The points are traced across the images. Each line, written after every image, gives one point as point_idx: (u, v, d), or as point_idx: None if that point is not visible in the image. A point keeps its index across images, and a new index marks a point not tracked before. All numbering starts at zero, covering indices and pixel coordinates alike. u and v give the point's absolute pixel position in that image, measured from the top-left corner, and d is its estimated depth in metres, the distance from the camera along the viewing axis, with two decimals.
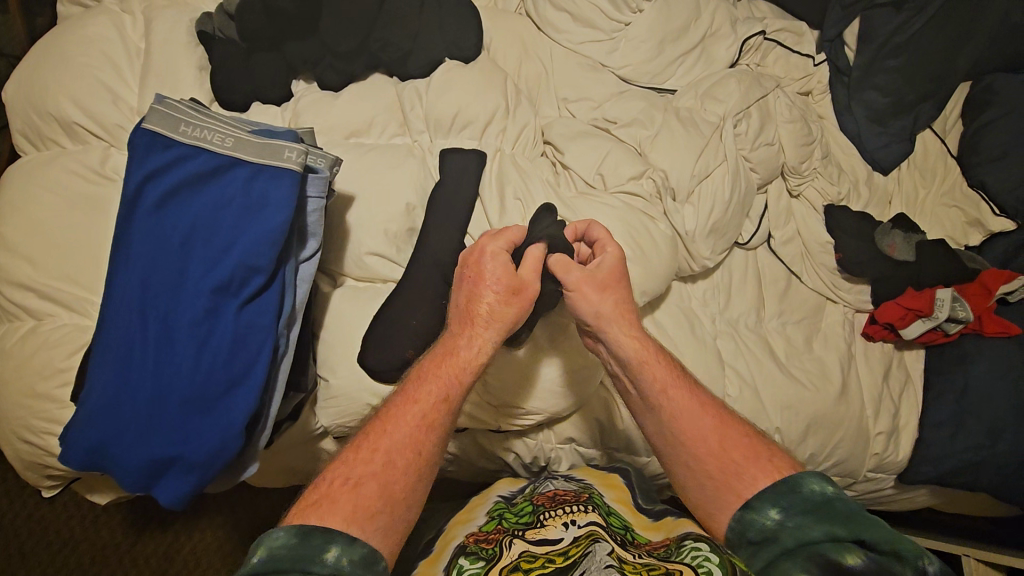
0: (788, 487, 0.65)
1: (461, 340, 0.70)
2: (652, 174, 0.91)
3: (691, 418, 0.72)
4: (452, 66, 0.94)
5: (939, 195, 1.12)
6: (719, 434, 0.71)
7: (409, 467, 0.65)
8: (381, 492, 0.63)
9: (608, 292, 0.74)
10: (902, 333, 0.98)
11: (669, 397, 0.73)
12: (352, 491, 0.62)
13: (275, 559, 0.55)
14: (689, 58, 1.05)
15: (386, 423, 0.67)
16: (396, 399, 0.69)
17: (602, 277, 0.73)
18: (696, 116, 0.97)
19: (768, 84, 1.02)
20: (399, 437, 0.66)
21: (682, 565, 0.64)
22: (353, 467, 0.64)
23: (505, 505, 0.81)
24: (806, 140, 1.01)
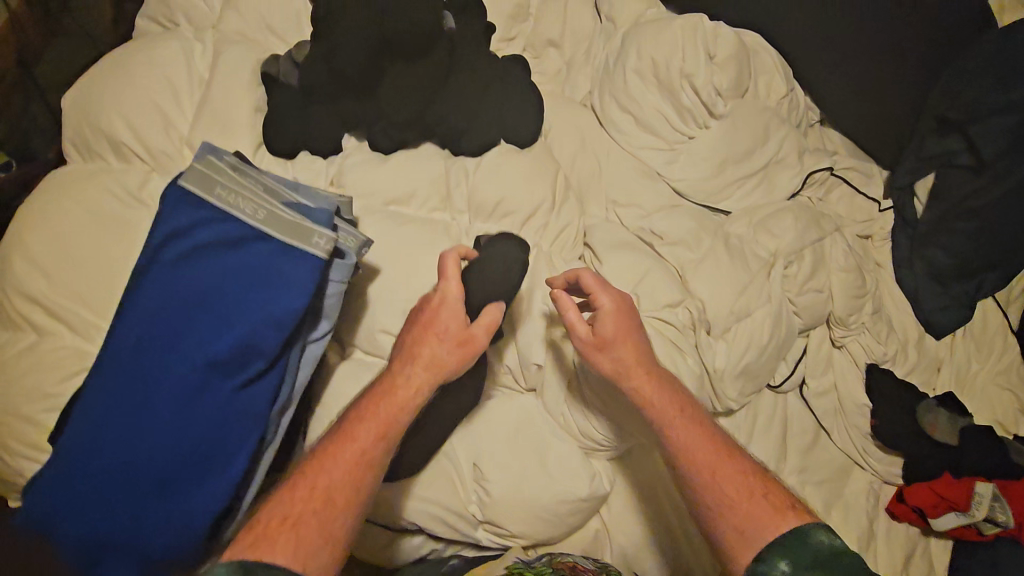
0: (793, 537, 0.61)
1: (398, 378, 0.69)
2: (689, 304, 0.86)
3: (694, 443, 0.70)
4: (505, 152, 0.92)
5: (992, 375, 1.03)
6: (714, 459, 0.69)
7: (335, 532, 0.60)
8: (305, 542, 0.58)
9: (631, 339, 0.74)
10: (931, 522, 0.90)
11: (663, 431, 0.72)
12: (273, 541, 0.56)
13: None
14: (750, 183, 1.01)
15: (316, 474, 0.62)
16: (326, 453, 0.64)
17: (629, 318, 0.75)
18: (745, 248, 0.93)
19: (827, 226, 0.97)
20: (321, 480, 0.62)
21: None
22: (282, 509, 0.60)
23: (522, 564, 0.74)
24: (859, 292, 0.95)
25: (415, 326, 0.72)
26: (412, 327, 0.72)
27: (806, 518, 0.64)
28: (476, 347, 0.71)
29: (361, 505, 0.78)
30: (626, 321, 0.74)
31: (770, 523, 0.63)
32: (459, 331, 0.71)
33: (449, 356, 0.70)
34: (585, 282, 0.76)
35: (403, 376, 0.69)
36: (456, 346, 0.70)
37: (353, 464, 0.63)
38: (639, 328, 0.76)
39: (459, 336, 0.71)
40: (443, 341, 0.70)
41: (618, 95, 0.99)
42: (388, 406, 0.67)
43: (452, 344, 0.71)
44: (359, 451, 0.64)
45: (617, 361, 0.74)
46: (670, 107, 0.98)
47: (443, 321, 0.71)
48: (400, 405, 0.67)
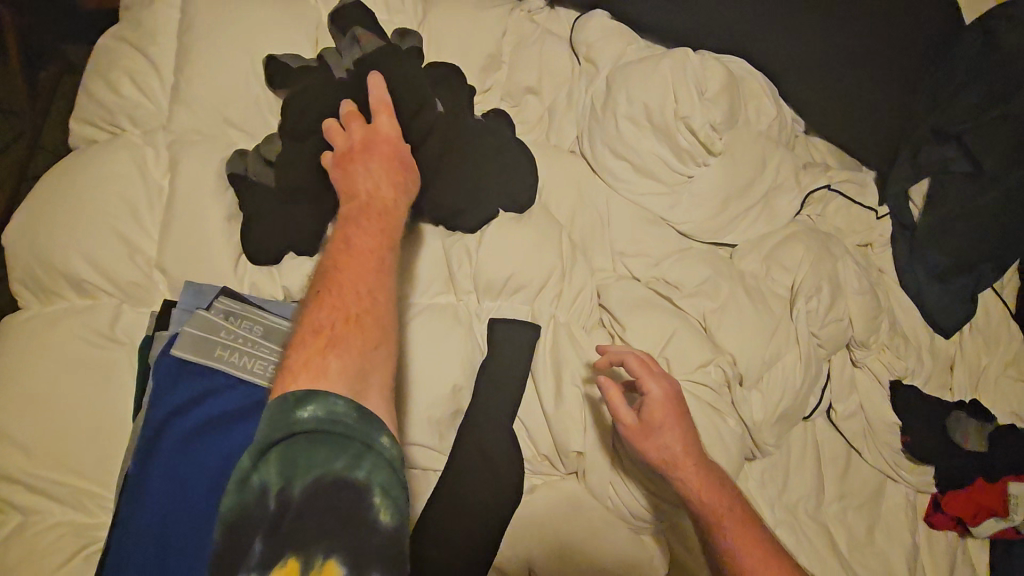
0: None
1: (373, 179, 0.67)
2: (719, 361, 0.84)
3: (746, 544, 0.68)
4: (504, 222, 0.87)
5: (1003, 368, 1.05)
6: (767, 564, 0.67)
7: (372, 310, 0.56)
8: (363, 351, 0.52)
9: (678, 429, 0.74)
10: (971, 529, 0.92)
11: (717, 525, 0.70)
12: (333, 352, 0.51)
13: (336, 422, 0.46)
14: (754, 214, 0.98)
15: (330, 298, 0.56)
16: (336, 254, 0.60)
17: (674, 410, 0.75)
18: (763, 288, 0.92)
19: (836, 249, 0.96)
20: (347, 283, 0.57)
21: None
22: (325, 321, 0.54)
23: None
24: (875, 311, 0.95)
25: (339, 176, 0.69)
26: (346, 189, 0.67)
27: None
28: (410, 180, 0.70)
29: None
30: (675, 414, 0.75)
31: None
32: (400, 152, 0.70)
33: (381, 170, 0.68)
34: (631, 364, 0.76)
35: (380, 192, 0.66)
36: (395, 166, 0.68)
37: (382, 307, 0.56)
38: (687, 417, 0.76)
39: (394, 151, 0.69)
40: (384, 187, 0.66)
41: (611, 142, 0.96)
42: (373, 215, 0.63)
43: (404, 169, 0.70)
44: (364, 251, 0.60)
45: (665, 449, 0.73)
46: (667, 150, 0.95)
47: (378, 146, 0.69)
48: (385, 215, 0.63)
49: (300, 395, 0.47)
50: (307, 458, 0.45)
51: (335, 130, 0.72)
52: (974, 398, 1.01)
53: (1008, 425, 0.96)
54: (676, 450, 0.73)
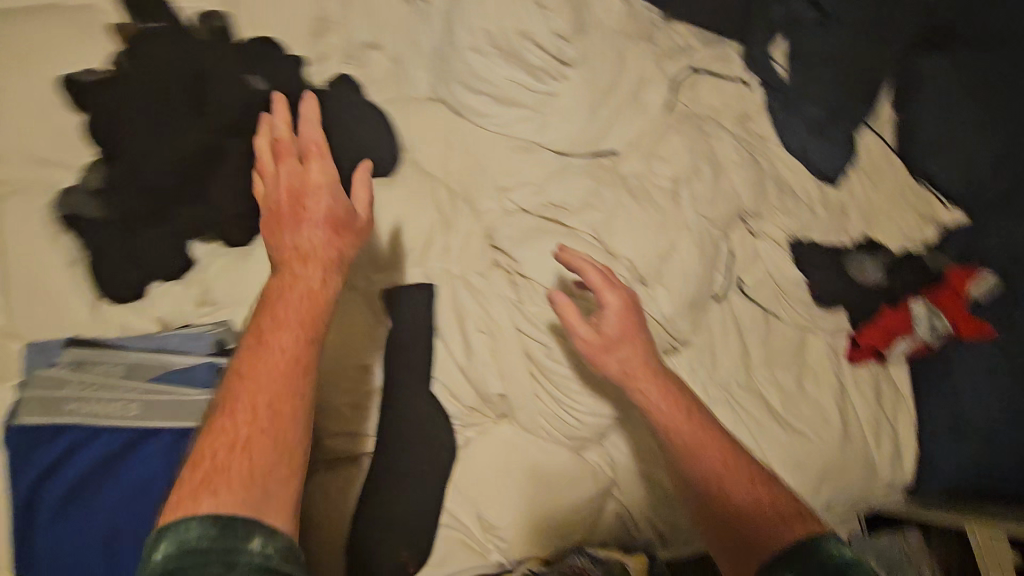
0: (801, 552, 0.60)
1: (297, 261, 0.66)
2: (618, 267, 0.84)
3: (708, 456, 0.71)
4: (374, 190, 0.84)
5: (891, 200, 1.09)
6: (728, 472, 0.70)
7: (264, 433, 0.56)
8: (247, 481, 0.54)
9: (635, 344, 0.75)
10: (886, 354, 1.00)
11: (666, 432, 0.73)
12: (214, 488, 0.52)
13: (187, 553, 0.48)
14: (626, 115, 0.97)
15: (228, 415, 0.57)
16: (250, 356, 0.60)
17: (630, 326, 0.76)
18: (647, 185, 0.91)
19: (710, 130, 0.97)
20: (246, 398, 0.57)
21: None
22: (213, 449, 0.55)
23: None
24: (758, 180, 0.97)
25: (270, 213, 0.69)
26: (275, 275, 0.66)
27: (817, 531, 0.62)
28: (354, 241, 0.70)
29: None
30: (625, 326, 0.76)
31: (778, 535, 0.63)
32: (349, 220, 0.69)
33: (321, 234, 0.67)
34: (591, 277, 0.76)
35: (321, 269, 0.66)
36: (338, 227, 0.68)
37: (285, 402, 0.58)
38: (644, 326, 0.78)
39: (338, 220, 0.68)
40: (320, 244, 0.67)
41: (464, 78, 0.91)
42: (283, 309, 0.63)
43: (340, 234, 0.69)
44: (280, 352, 0.60)
45: (621, 365, 0.75)
46: (522, 71, 0.91)
47: (315, 205, 0.68)
48: (305, 314, 0.63)
49: (165, 530, 0.50)
50: None
51: (265, 157, 0.71)
52: (867, 234, 1.05)
53: (905, 253, 1.03)
54: (632, 363, 0.75)
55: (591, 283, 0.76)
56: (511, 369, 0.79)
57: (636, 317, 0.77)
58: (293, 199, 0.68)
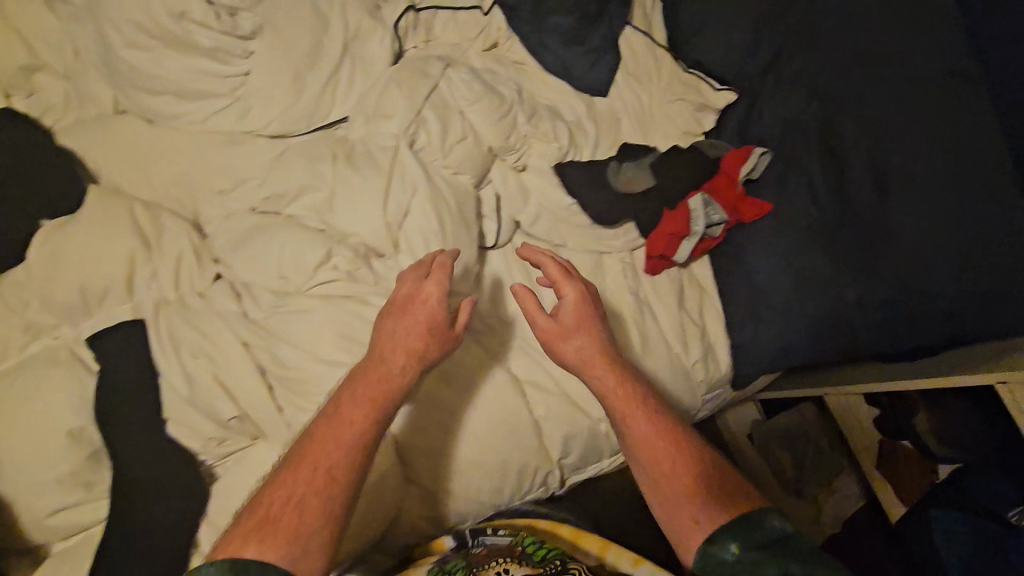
0: (742, 523, 0.65)
1: (397, 362, 0.69)
2: (340, 248, 0.76)
3: (658, 444, 0.74)
4: (50, 231, 0.76)
5: (662, 95, 1.04)
6: (686, 462, 0.72)
7: (325, 470, 0.62)
8: (314, 514, 0.60)
9: (589, 337, 0.81)
10: (676, 258, 0.95)
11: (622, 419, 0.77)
12: (291, 498, 0.60)
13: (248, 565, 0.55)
14: (343, 76, 0.88)
15: (290, 477, 0.61)
16: (325, 418, 0.65)
17: (574, 312, 0.82)
18: (369, 148, 0.83)
19: (434, 69, 0.88)
20: (320, 455, 0.62)
21: None
22: (285, 484, 0.61)
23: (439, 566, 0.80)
24: (501, 111, 0.90)
25: (381, 312, 0.73)
26: (394, 317, 0.72)
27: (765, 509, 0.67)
28: (434, 347, 0.72)
29: None
30: (582, 319, 0.82)
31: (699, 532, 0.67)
32: (439, 319, 0.72)
33: (408, 338, 0.70)
34: (518, 293, 0.82)
35: (402, 358, 0.69)
36: (400, 310, 0.72)
37: (327, 484, 0.61)
38: (598, 315, 0.83)
39: (437, 322, 0.72)
40: (392, 325, 0.71)
41: (136, 80, 0.81)
42: (349, 399, 0.66)
43: (433, 335, 0.71)
44: (349, 418, 0.65)
45: (594, 371, 0.79)
46: (193, 55, 0.80)
47: (387, 329, 0.71)
48: (387, 381, 0.68)
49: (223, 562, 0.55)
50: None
51: (523, 295, 0.81)
52: (626, 142, 1.02)
53: (672, 147, 0.99)
54: (607, 378, 0.78)
55: (524, 301, 0.82)
56: (241, 387, 0.72)
57: (590, 315, 0.83)
58: (402, 305, 0.72)
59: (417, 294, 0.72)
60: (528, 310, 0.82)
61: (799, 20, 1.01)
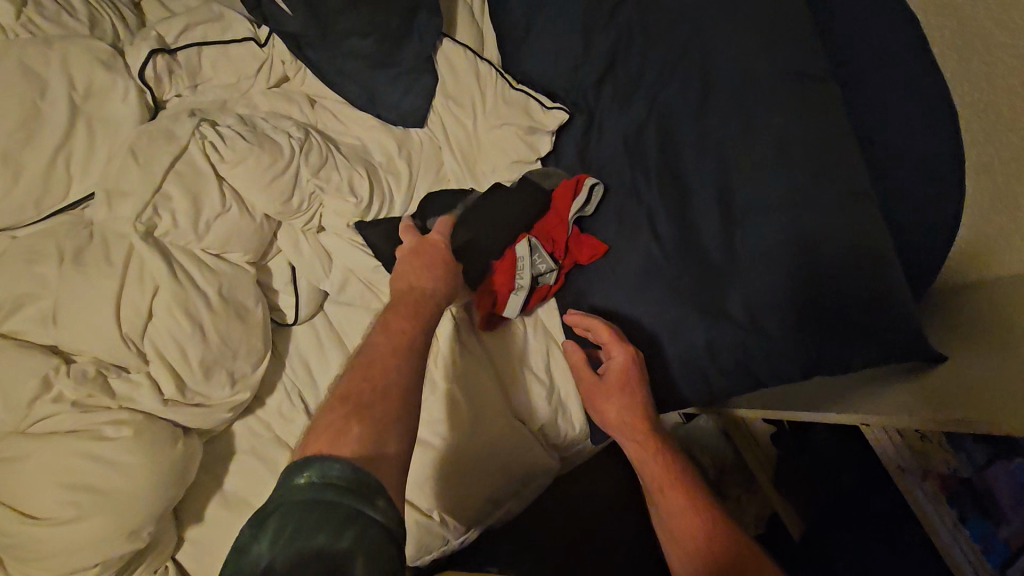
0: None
1: (431, 281, 0.71)
2: (60, 374, 0.64)
3: (680, 514, 0.71)
4: None
5: (488, 119, 0.91)
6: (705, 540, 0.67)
7: (391, 390, 0.55)
8: (382, 421, 0.52)
9: (627, 394, 0.79)
10: (506, 314, 0.84)
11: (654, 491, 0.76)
12: (360, 421, 0.51)
13: (332, 489, 0.43)
14: (75, 146, 0.74)
15: (348, 379, 0.56)
16: (391, 319, 0.64)
17: (619, 376, 0.80)
18: (105, 236, 0.70)
19: (183, 128, 0.74)
20: (381, 365, 0.58)
21: None
22: (356, 388, 0.55)
23: None
24: (274, 169, 0.76)
25: (403, 261, 0.74)
26: (420, 260, 0.74)
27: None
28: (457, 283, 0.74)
29: None
30: (627, 385, 0.80)
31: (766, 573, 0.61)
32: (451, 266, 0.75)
33: (432, 278, 0.72)
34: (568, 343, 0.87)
35: (435, 283, 0.71)
36: (422, 258, 0.74)
37: (399, 399, 0.55)
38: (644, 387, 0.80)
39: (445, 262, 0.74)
40: (422, 265, 0.73)
41: None
42: (424, 282, 0.71)
43: (449, 276, 0.74)
44: (401, 334, 0.62)
45: (626, 434, 0.79)
46: None
47: (421, 264, 0.73)
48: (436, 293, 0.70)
49: (302, 463, 0.46)
50: (302, 526, 0.40)
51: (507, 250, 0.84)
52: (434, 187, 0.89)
53: (495, 185, 0.87)
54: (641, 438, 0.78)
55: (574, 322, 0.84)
56: None
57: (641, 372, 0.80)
58: (416, 253, 0.75)
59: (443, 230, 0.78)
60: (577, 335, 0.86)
61: (630, 19, 0.89)
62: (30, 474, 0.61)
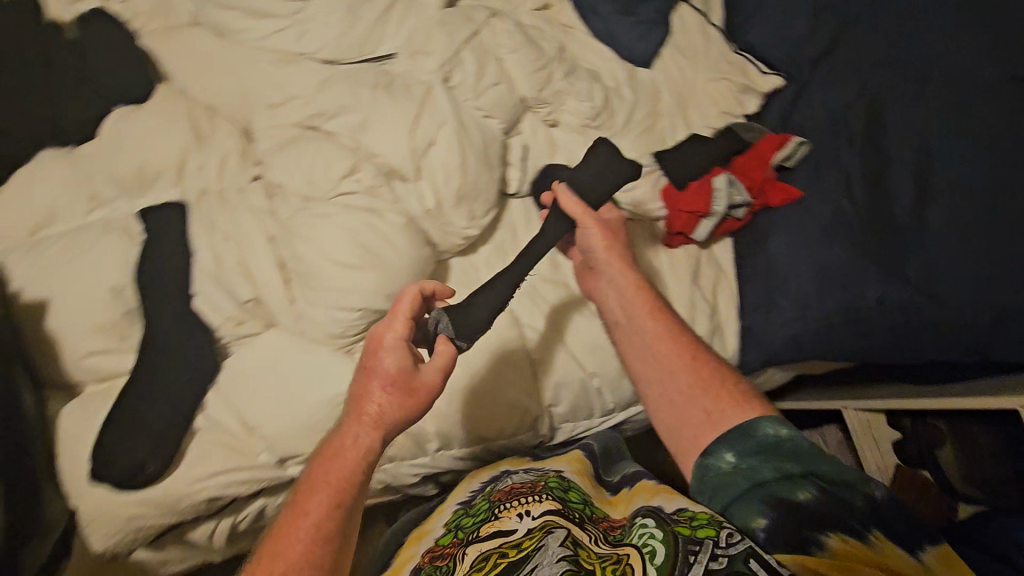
0: (741, 431, 0.73)
1: (372, 403, 0.68)
2: (367, 163, 0.83)
3: (664, 341, 0.83)
4: (122, 114, 0.85)
5: (708, 72, 1.04)
6: (687, 361, 0.82)
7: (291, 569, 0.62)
8: None
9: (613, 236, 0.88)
10: (694, 237, 0.95)
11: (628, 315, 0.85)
12: None
13: None
14: (395, 14, 0.94)
15: (285, 537, 0.65)
16: (330, 458, 0.68)
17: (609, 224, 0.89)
18: (408, 79, 0.88)
19: (480, 17, 0.92)
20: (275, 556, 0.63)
21: (630, 548, 0.67)
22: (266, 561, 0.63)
23: (464, 510, 0.86)
24: (539, 63, 0.93)
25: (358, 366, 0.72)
26: (358, 382, 0.70)
27: (764, 412, 0.76)
28: (427, 388, 0.70)
29: (149, 517, 0.74)
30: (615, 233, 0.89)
31: (745, 412, 0.75)
32: (406, 378, 0.69)
33: (378, 394, 0.68)
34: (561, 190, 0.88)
35: (376, 404, 0.68)
36: (384, 379, 0.68)
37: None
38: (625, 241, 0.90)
39: (396, 378, 0.68)
40: (382, 361, 0.69)
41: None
42: (369, 411, 0.68)
43: (403, 393, 0.69)
44: (321, 506, 0.66)
45: (613, 266, 0.87)
46: None
47: (382, 363, 0.69)
48: (376, 418, 0.68)
49: None
50: None
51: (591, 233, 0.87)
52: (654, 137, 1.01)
53: (689, 137, 1.00)
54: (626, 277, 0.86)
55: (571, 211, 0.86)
56: (266, 274, 0.79)
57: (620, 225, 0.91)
58: (366, 350, 0.71)
59: (403, 305, 0.71)
60: (562, 199, 0.86)
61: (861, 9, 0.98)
62: (332, 230, 0.78)
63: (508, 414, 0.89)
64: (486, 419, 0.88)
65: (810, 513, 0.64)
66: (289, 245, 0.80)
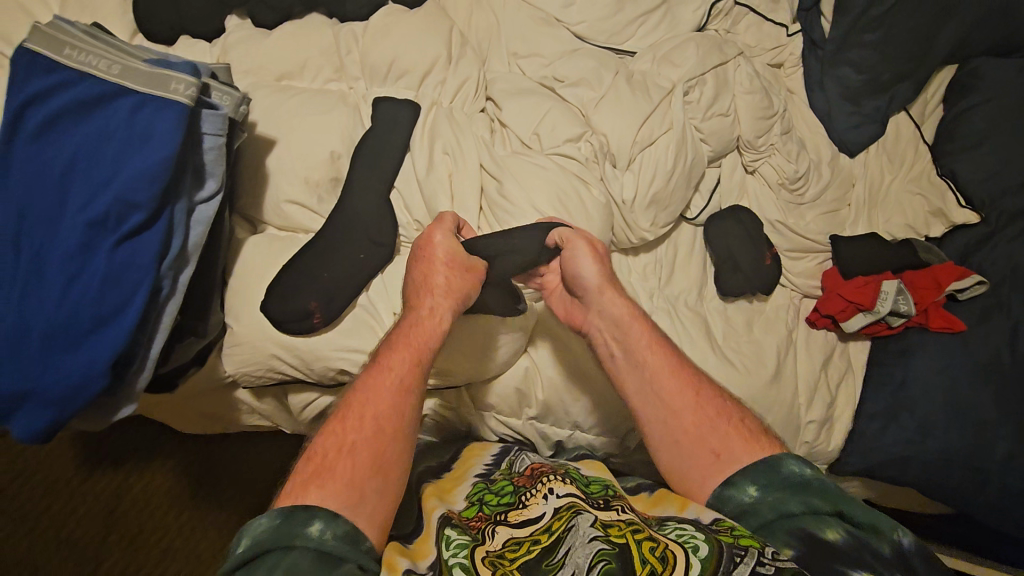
0: (766, 464, 0.65)
1: (434, 280, 0.74)
2: (591, 137, 0.88)
3: (666, 372, 0.73)
4: (393, 10, 0.91)
5: (904, 185, 1.07)
6: (690, 391, 0.72)
7: (380, 438, 0.63)
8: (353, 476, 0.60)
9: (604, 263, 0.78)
10: (843, 326, 0.96)
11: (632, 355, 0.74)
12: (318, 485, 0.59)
13: (261, 542, 0.55)
14: (651, 20, 0.99)
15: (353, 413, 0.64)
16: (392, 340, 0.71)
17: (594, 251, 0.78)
18: (648, 79, 0.92)
19: (730, 52, 0.97)
20: (352, 425, 0.64)
21: (667, 540, 0.59)
22: (343, 436, 0.63)
23: (483, 485, 0.74)
24: (765, 112, 0.96)
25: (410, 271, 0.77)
26: (420, 263, 0.75)
27: (779, 450, 0.67)
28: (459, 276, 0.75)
29: (285, 363, 0.78)
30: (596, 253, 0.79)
31: (752, 449, 0.67)
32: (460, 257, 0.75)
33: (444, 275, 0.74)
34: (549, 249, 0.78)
35: (437, 280, 0.74)
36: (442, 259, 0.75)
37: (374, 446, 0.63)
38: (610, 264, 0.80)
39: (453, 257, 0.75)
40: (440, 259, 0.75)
41: None
42: (425, 294, 0.74)
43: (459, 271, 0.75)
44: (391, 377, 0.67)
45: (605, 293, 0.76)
46: None
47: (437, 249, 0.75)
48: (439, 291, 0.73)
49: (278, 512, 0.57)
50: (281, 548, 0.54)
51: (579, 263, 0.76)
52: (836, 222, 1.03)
53: (870, 233, 1.01)
54: (618, 303, 0.76)
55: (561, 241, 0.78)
56: (467, 197, 0.83)
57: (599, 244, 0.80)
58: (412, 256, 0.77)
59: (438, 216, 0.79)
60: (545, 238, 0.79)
61: None
62: (546, 183, 0.83)
63: (608, 411, 0.89)
64: (588, 411, 0.88)
65: (842, 555, 0.56)
66: (501, 178, 0.83)
